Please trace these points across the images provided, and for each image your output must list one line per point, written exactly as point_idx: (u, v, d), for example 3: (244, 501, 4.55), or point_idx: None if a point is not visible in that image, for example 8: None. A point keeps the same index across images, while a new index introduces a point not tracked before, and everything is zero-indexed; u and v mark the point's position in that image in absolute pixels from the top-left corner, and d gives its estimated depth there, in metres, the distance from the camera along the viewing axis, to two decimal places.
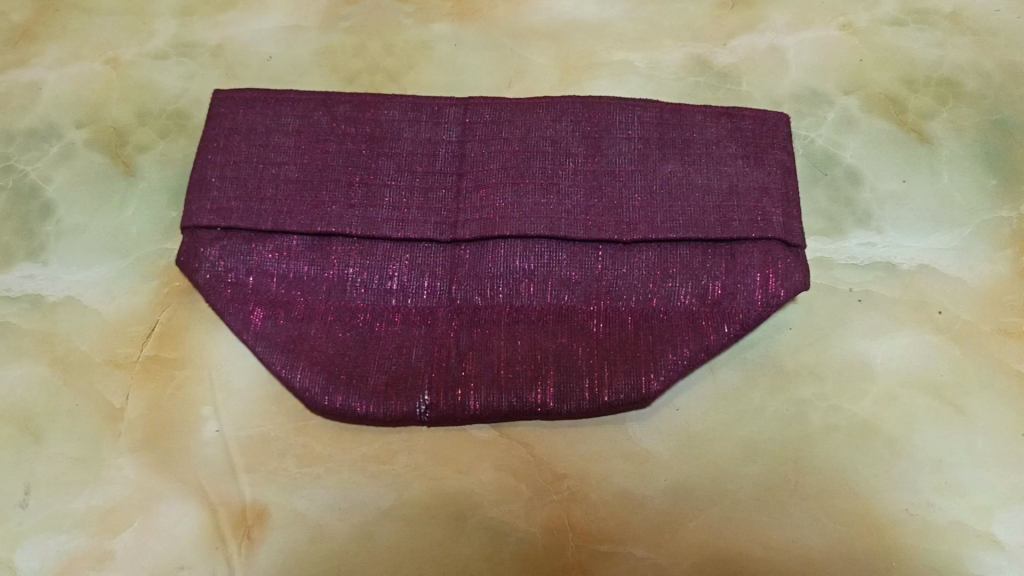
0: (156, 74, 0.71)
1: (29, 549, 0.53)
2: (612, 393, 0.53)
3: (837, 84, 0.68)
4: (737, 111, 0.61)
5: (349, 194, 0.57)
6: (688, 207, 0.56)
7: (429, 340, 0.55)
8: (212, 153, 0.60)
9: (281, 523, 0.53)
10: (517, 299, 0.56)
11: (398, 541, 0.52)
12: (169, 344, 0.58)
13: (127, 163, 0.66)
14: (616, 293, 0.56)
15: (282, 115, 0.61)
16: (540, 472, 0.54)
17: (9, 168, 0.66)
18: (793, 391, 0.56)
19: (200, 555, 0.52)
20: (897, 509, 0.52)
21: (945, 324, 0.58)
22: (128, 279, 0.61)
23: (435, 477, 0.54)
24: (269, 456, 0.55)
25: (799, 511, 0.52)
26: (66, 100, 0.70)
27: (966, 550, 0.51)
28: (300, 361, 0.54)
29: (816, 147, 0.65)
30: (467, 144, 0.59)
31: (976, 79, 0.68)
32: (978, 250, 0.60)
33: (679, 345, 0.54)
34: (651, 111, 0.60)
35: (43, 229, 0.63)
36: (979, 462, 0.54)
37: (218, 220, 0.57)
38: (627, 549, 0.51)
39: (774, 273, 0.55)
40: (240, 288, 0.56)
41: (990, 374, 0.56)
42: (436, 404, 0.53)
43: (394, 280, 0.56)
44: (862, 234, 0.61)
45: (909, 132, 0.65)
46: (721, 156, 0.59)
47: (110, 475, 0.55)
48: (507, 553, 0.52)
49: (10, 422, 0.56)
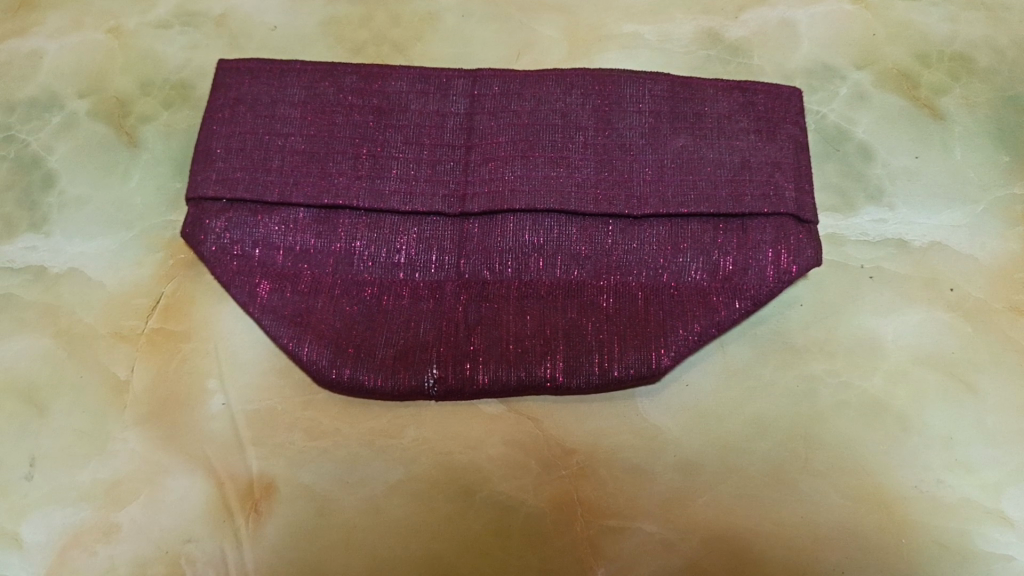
0: (159, 43, 0.70)
1: (35, 521, 0.53)
2: (622, 368, 0.52)
3: (850, 59, 0.67)
4: (749, 85, 0.60)
5: (356, 166, 0.57)
6: (699, 181, 0.56)
7: (437, 314, 0.54)
8: (217, 123, 0.59)
9: (289, 497, 0.53)
10: (526, 273, 0.55)
11: (407, 516, 0.52)
12: (174, 316, 0.58)
13: (130, 134, 0.65)
14: (626, 268, 0.55)
15: (288, 86, 0.60)
16: (548, 447, 0.54)
17: (10, 138, 0.66)
18: (803, 367, 0.55)
19: (206, 528, 0.52)
20: (906, 486, 0.52)
21: (956, 301, 0.57)
22: (131, 250, 0.60)
23: (444, 452, 0.53)
24: (276, 430, 0.54)
25: (809, 487, 0.52)
26: (68, 69, 0.69)
27: (976, 527, 0.51)
28: (307, 334, 0.53)
29: (827, 122, 0.64)
30: (476, 116, 0.58)
31: (989, 55, 0.68)
32: (990, 228, 0.60)
33: (689, 320, 0.53)
34: (662, 84, 0.60)
35: (45, 200, 0.63)
36: (989, 440, 0.53)
37: (224, 192, 0.56)
38: (637, 524, 0.51)
39: (786, 249, 0.55)
40: (245, 260, 0.56)
41: (1001, 352, 0.56)
42: (444, 377, 0.52)
43: (402, 254, 0.56)
44: (874, 210, 0.61)
45: (921, 107, 0.65)
46: (733, 130, 0.58)
47: (115, 448, 0.54)
48: (516, 527, 0.52)
49: (14, 394, 0.56)
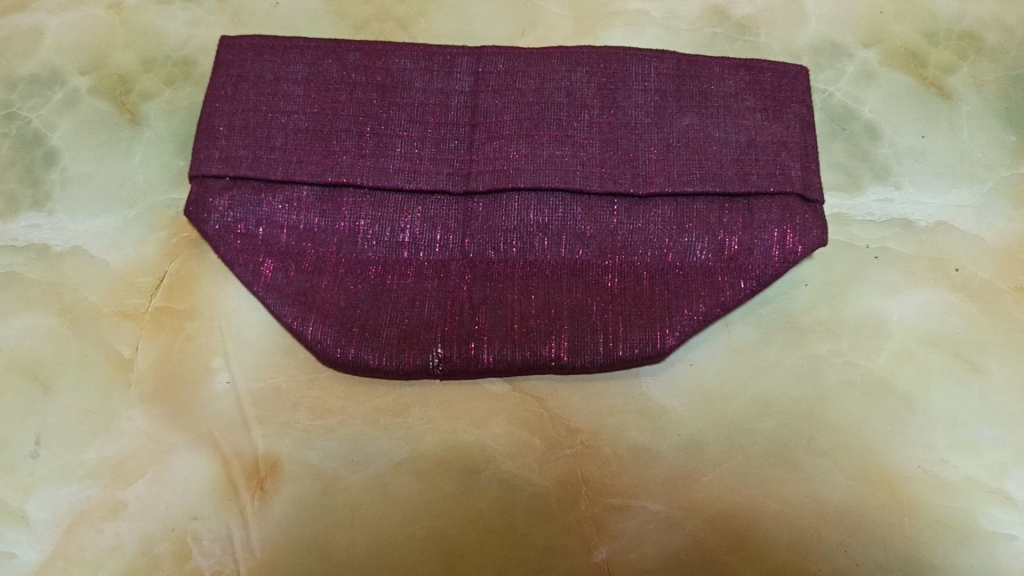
0: (160, 19, 0.69)
1: (43, 498, 0.53)
2: (627, 348, 0.52)
3: (858, 37, 0.67)
4: (755, 63, 0.60)
5: (360, 144, 0.56)
6: (705, 161, 0.56)
7: (442, 293, 0.54)
8: (219, 101, 0.58)
9: (294, 474, 0.53)
10: (530, 253, 0.55)
11: (411, 493, 0.52)
12: (179, 295, 0.58)
13: (132, 111, 0.65)
14: (631, 247, 0.55)
15: (291, 63, 0.59)
16: (553, 426, 0.54)
17: (12, 115, 0.65)
18: (809, 347, 0.55)
19: (212, 505, 0.52)
20: (910, 465, 0.52)
21: (962, 282, 0.57)
22: (135, 229, 0.60)
23: (448, 430, 0.54)
24: (281, 408, 0.54)
25: (814, 466, 0.52)
26: (68, 45, 0.68)
27: (979, 507, 0.51)
28: (311, 313, 0.53)
29: (834, 101, 0.64)
30: (480, 94, 0.58)
31: (999, 33, 0.67)
32: (996, 208, 0.60)
33: (694, 299, 0.53)
34: (668, 62, 0.59)
35: (49, 177, 0.63)
36: (992, 420, 0.54)
37: (227, 169, 0.56)
38: (641, 502, 0.52)
39: (793, 228, 0.54)
40: (249, 239, 0.56)
41: (1007, 332, 0.56)
42: (449, 356, 0.52)
43: (407, 233, 0.56)
44: (880, 190, 0.61)
45: (929, 87, 0.65)
46: (740, 109, 0.58)
47: (121, 426, 0.54)
48: (521, 505, 0.52)
49: (20, 372, 0.56)
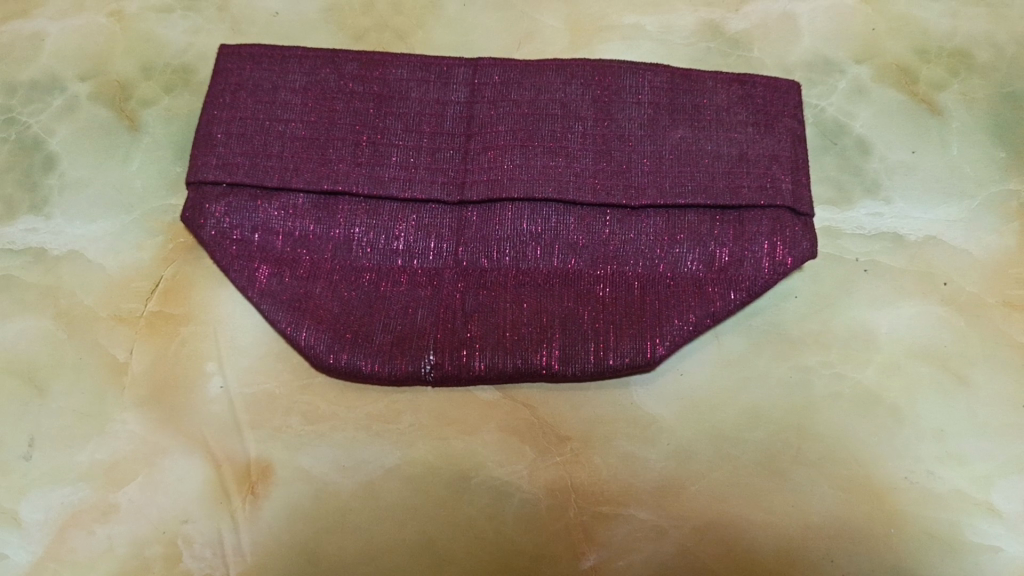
0: (160, 27, 0.70)
1: (35, 500, 0.53)
2: (617, 357, 0.53)
3: (849, 53, 0.68)
4: (748, 78, 0.60)
5: (356, 153, 0.57)
6: (697, 172, 0.56)
7: (435, 300, 0.55)
8: (218, 108, 0.59)
9: (285, 479, 0.53)
10: (523, 262, 0.56)
11: (401, 499, 0.52)
12: (174, 299, 0.58)
13: (131, 117, 0.66)
14: (622, 258, 0.56)
15: (289, 72, 0.60)
16: (544, 434, 0.54)
17: (12, 120, 0.66)
18: (798, 359, 0.56)
19: (204, 509, 0.53)
20: (896, 476, 0.53)
21: (950, 295, 0.58)
22: (132, 234, 0.61)
23: (440, 437, 0.54)
24: (273, 413, 0.55)
25: (801, 475, 0.53)
26: (69, 52, 0.69)
27: (965, 518, 0.52)
28: (305, 319, 0.54)
29: (826, 115, 0.65)
30: (476, 104, 0.59)
31: (989, 51, 0.68)
32: (985, 223, 0.60)
33: (685, 310, 0.53)
34: (662, 76, 0.60)
35: (47, 182, 0.63)
36: (979, 432, 0.54)
37: (224, 176, 0.56)
38: (629, 511, 0.52)
39: (783, 240, 0.55)
40: (245, 245, 0.56)
41: (994, 345, 0.56)
42: (440, 363, 0.53)
43: (401, 241, 0.56)
44: (870, 204, 0.61)
45: (920, 103, 0.65)
46: (732, 122, 0.58)
47: (115, 430, 0.55)
48: (510, 513, 0.52)
49: (15, 374, 0.56)
